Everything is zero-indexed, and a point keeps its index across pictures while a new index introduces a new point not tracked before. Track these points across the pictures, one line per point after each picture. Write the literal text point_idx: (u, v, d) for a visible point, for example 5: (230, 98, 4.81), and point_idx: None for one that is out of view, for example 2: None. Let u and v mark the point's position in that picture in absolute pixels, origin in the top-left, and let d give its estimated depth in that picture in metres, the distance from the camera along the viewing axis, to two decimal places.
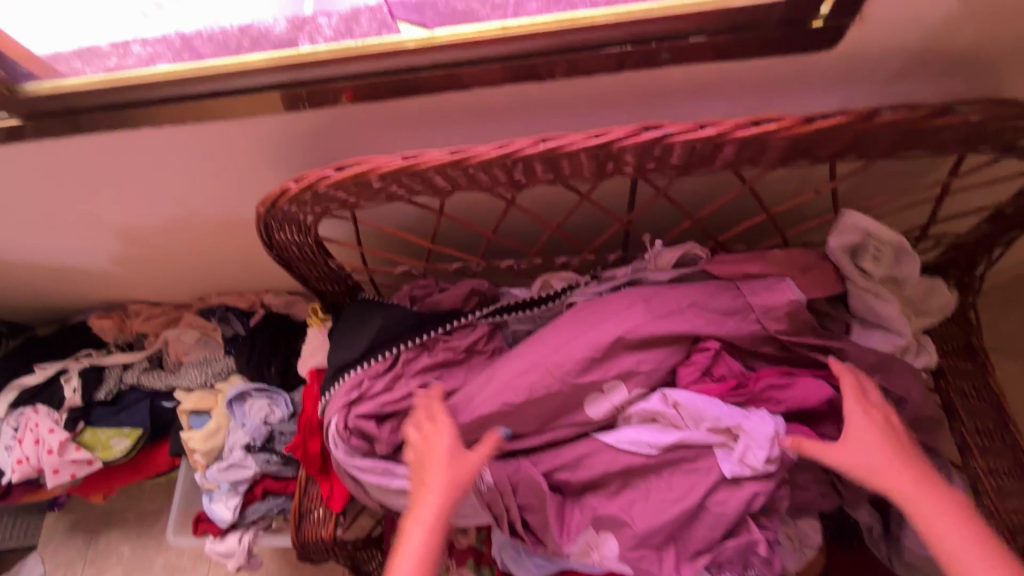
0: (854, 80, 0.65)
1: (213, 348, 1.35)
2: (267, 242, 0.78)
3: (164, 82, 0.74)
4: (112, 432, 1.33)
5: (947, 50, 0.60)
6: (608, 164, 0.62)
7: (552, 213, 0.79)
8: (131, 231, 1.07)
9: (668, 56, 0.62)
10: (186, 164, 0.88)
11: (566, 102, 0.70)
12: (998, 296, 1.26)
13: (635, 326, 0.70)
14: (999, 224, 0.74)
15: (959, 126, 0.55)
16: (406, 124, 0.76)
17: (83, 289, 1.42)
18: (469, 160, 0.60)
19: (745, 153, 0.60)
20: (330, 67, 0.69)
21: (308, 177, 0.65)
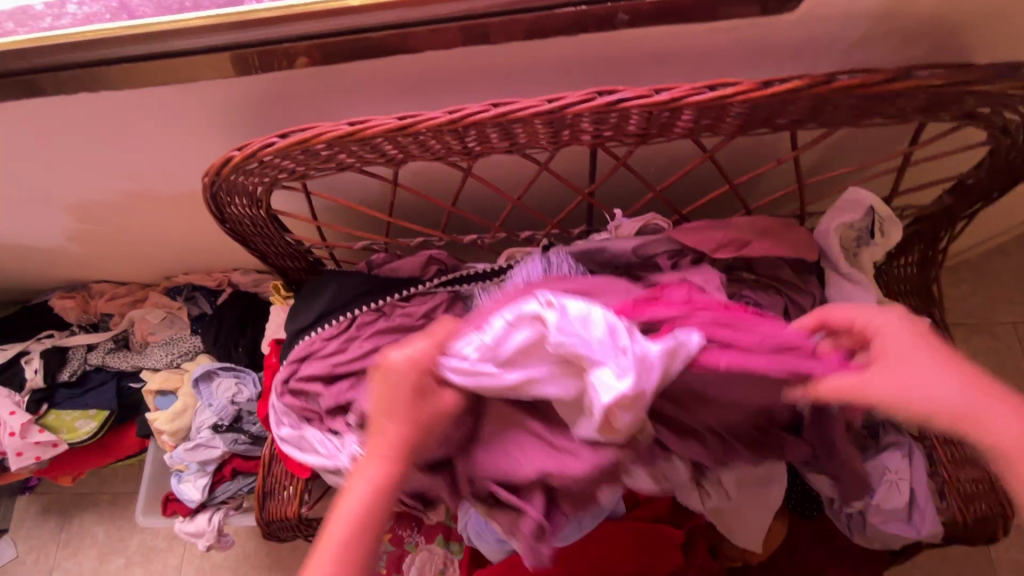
0: (817, 45, 0.63)
1: (179, 328, 1.31)
2: (217, 214, 0.75)
3: (101, 44, 0.70)
4: (77, 414, 1.30)
5: (910, 14, 0.59)
6: (564, 131, 0.60)
7: (514, 185, 0.77)
8: (84, 205, 1.03)
9: (626, 17, 0.59)
10: (133, 134, 0.84)
11: (525, 67, 0.68)
12: (966, 272, 1.28)
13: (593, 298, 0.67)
14: (961, 195, 0.74)
15: (917, 90, 0.53)
16: (362, 90, 0.73)
17: (43, 269, 1.38)
18: (418, 126, 0.57)
19: (704, 119, 0.58)
20: (275, 28, 0.66)
21: (252, 145, 0.63)
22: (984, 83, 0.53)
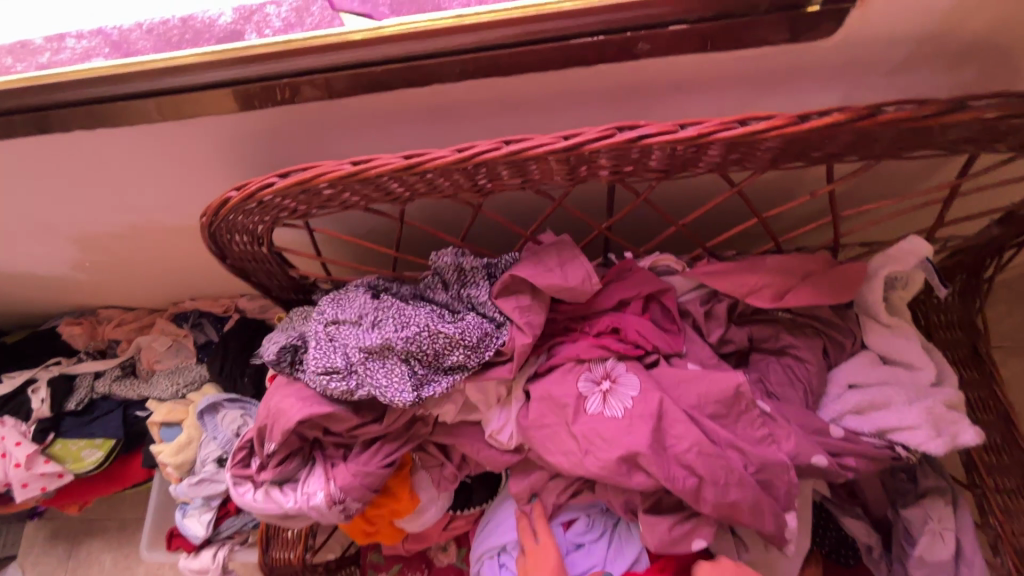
0: (853, 73, 0.59)
1: (185, 355, 1.30)
2: (217, 252, 0.72)
3: (98, 80, 0.68)
4: (83, 444, 1.28)
5: (956, 39, 0.54)
6: (580, 168, 0.56)
7: (527, 219, 0.73)
8: (88, 237, 1.01)
9: (646, 46, 0.55)
10: (135, 168, 0.82)
11: (536, 100, 0.64)
12: (1006, 294, 1.21)
13: (608, 343, 0.69)
14: (1009, 226, 0.68)
15: (969, 123, 0.48)
16: (367, 124, 0.70)
17: (52, 296, 1.37)
18: (425, 166, 0.54)
19: (733, 155, 0.53)
20: (276, 63, 0.63)
21: (251, 185, 0.60)
22: None
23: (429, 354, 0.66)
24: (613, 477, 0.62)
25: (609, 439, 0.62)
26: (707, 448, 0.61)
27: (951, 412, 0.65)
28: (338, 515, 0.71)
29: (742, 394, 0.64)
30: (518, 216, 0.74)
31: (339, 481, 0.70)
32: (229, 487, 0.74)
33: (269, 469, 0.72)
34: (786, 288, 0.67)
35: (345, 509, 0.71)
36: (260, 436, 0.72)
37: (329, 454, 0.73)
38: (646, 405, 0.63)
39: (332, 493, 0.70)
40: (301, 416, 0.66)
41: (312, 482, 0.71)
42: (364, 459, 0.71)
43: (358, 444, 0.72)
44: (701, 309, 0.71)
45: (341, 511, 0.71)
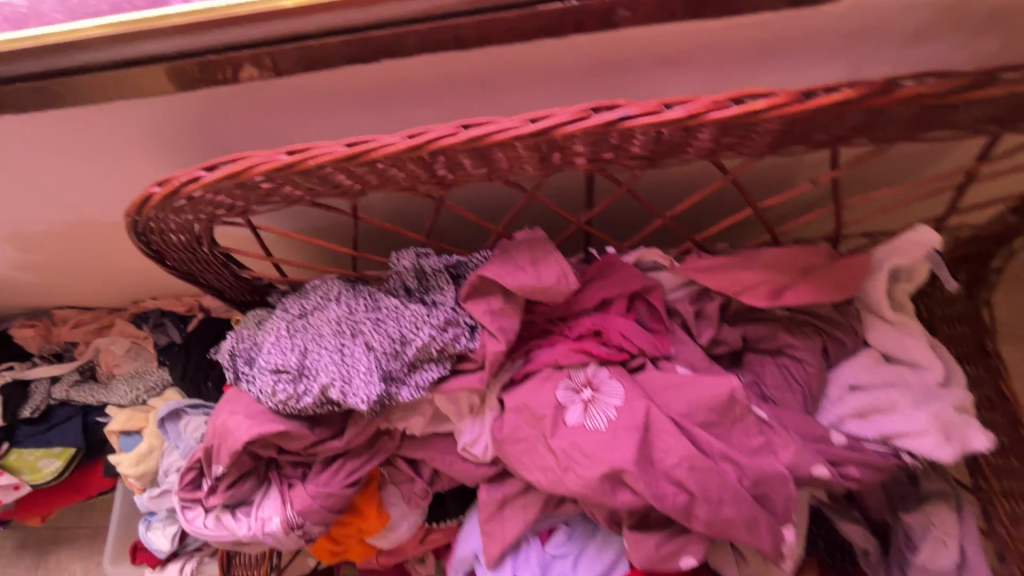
0: (861, 44, 0.52)
1: (146, 358, 1.22)
2: (153, 253, 0.65)
3: (3, 59, 0.59)
4: (40, 453, 1.20)
5: (982, 2, 0.47)
6: (553, 156, 0.49)
7: (498, 212, 0.66)
8: (25, 235, 0.93)
9: (627, 13, 0.48)
10: (64, 159, 0.73)
11: (505, 79, 0.57)
12: None
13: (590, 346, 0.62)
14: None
15: (999, 99, 0.42)
16: (316, 107, 0.62)
17: (2, 296, 1.28)
18: (372, 154, 0.46)
19: (727, 138, 0.47)
20: (206, 35, 0.55)
21: (176, 179, 0.52)
22: None
23: (395, 342, 0.60)
24: (595, 497, 0.57)
25: (591, 455, 0.56)
26: (699, 462, 0.55)
27: (963, 416, 0.59)
28: (299, 539, 0.65)
29: (737, 400, 0.57)
30: (488, 209, 0.66)
31: (297, 503, 0.63)
32: (177, 512, 0.67)
33: (219, 492, 0.65)
34: (784, 285, 0.61)
35: (306, 532, 0.65)
36: (208, 456, 0.65)
37: (286, 474, 0.66)
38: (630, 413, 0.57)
39: (289, 517, 0.63)
40: (249, 436, 0.59)
41: (268, 505, 0.65)
42: (325, 479, 0.64)
43: (317, 462, 0.65)
44: (692, 308, 0.65)
45: (300, 535, 0.65)
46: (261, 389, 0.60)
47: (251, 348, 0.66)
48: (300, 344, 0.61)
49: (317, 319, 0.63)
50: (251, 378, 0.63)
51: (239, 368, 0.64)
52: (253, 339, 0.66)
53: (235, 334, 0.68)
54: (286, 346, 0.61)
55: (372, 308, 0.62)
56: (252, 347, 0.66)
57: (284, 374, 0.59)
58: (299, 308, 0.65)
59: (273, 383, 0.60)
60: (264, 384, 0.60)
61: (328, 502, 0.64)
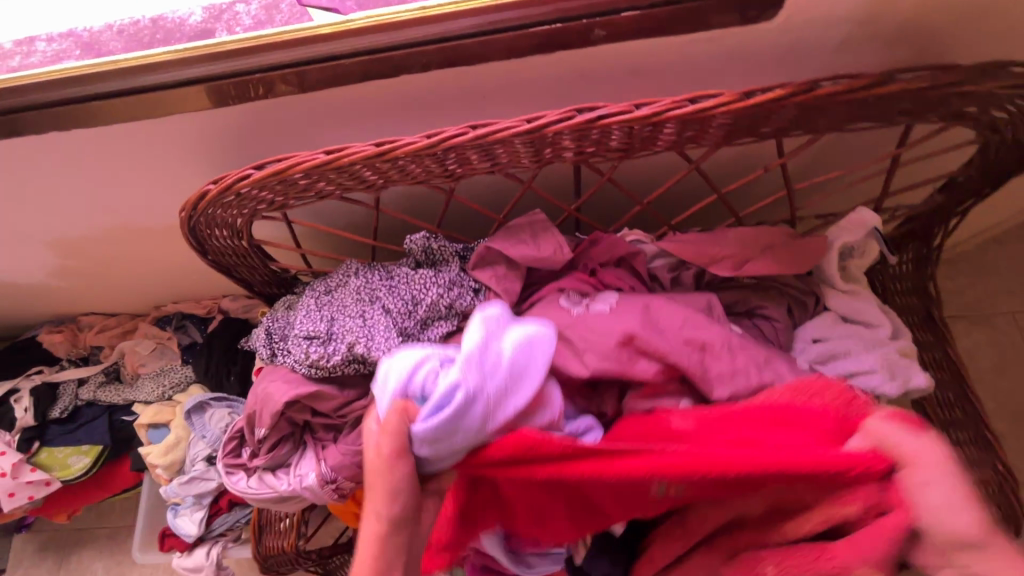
0: (798, 53, 0.62)
1: (170, 358, 1.30)
2: (197, 248, 0.73)
3: (69, 83, 0.68)
4: (70, 450, 1.27)
5: (890, 19, 0.58)
6: (546, 150, 0.59)
7: (498, 204, 0.76)
8: (65, 241, 1.02)
9: (602, 32, 0.58)
10: (111, 169, 0.82)
11: (503, 88, 0.67)
12: (965, 265, 1.27)
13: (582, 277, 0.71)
14: (952, 193, 0.73)
15: (901, 93, 0.52)
16: (340, 117, 0.72)
17: (30, 304, 1.36)
18: (395, 151, 0.56)
19: (688, 132, 0.57)
20: (247, 58, 0.64)
21: (228, 178, 0.62)
22: (969, 84, 0.52)
23: (408, 303, 0.69)
24: (617, 370, 0.62)
25: (603, 331, 0.63)
26: (696, 320, 0.63)
27: (906, 359, 0.70)
28: (333, 494, 0.73)
29: (713, 303, 0.68)
30: (489, 201, 0.76)
31: (330, 459, 0.71)
32: (223, 476, 0.76)
33: (262, 454, 0.74)
34: (748, 259, 0.71)
35: (340, 488, 0.72)
36: (251, 422, 0.74)
37: (319, 437, 0.74)
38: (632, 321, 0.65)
39: (323, 472, 0.71)
40: (287, 396, 0.69)
41: (304, 464, 0.73)
42: (351, 439, 0.71)
43: (345, 425, 0.73)
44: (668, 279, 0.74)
45: (334, 490, 0.72)
46: (296, 355, 0.70)
47: (283, 326, 0.75)
48: (327, 313, 0.70)
49: (340, 292, 0.72)
50: (286, 350, 0.72)
51: (274, 343, 0.73)
52: (286, 319, 0.75)
53: (270, 317, 0.77)
54: (316, 316, 0.71)
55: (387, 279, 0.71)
56: (284, 324, 0.75)
57: (316, 339, 0.69)
58: (323, 286, 0.74)
59: (306, 349, 0.69)
60: (298, 351, 0.69)
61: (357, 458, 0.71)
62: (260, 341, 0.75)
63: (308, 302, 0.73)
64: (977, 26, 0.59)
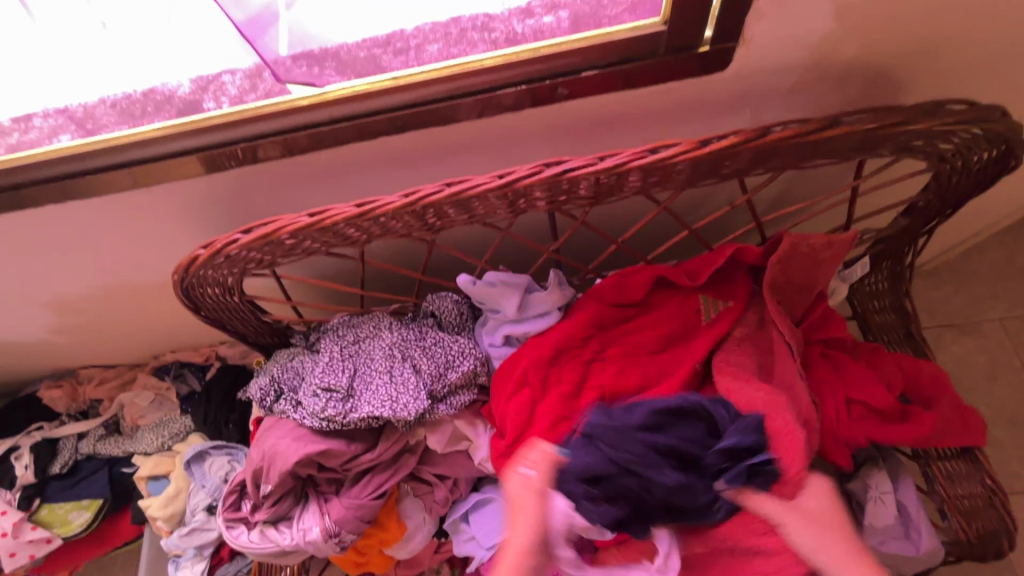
0: (752, 99, 0.66)
1: (169, 408, 1.31)
2: (190, 305, 0.75)
3: (66, 160, 0.72)
4: (70, 506, 1.26)
5: (835, 63, 0.61)
6: (519, 201, 0.61)
7: (480, 248, 0.78)
8: (63, 302, 1.04)
9: (565, 90, 0.62)
10: (106, 232, 0.85)
11: (476, 143, 0.70)
12: (945, 275, 1.29)
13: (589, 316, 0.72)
14: (915, 218, 0.75)
15: (849, 135, 0.55)
16: (324, 176, 0.75)
17: (31, 360, 1.38)
18: (375, 211, 0.59)
19: (652, 178, 0.59)
20: (231, 130, 0.68)
21: (217, 242, 0.64)
22: (911, 122, 0.55)
23: (440, 367, 0.72)
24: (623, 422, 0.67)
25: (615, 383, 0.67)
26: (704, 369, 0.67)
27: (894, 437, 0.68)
28: (336, 547, 0.75)
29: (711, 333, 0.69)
30: (470, 246, 0.79)
31: (334, 513, 0.73)
32: (222, 531, 0.76)
33: (263, 508, 0.75)
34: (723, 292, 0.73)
35: (342, 539, 0.74)
36: (255, 477, 0.75)
37: (321, 490, 0.76)
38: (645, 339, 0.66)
39: (326, 527, 0.73)
40: (298, 457, 0.70)
41: (307, 518, 0.74)
42: (355, 494, 0.74)
43: (349, 478, 0.75)
44: None
45: (337, 543, 0.74)
46: (314, 410, 0.70)
47: (296, 383, 0.75)
48: (352, 369, 0.73)
49: (368, 347, 0.74)
50: (300, 403, 0.73)
51: (286, 396, 0.74)
52: (295, 370, 0.76)
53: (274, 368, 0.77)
54: (339, 369, 0.73)
55: (411, 339, 0.74)
56: (296, 379, 0.75)
57: (337, 396, 0.71)
58: (349, 335, 0.76)
59: (328, 403, 0.70)
60: (317, 405, 0.70)
61: (360, 513, 0.74)
62: (270, 386, 0.75)
63: (334, 350, 0.75)
64: (918, 65, 0.63)
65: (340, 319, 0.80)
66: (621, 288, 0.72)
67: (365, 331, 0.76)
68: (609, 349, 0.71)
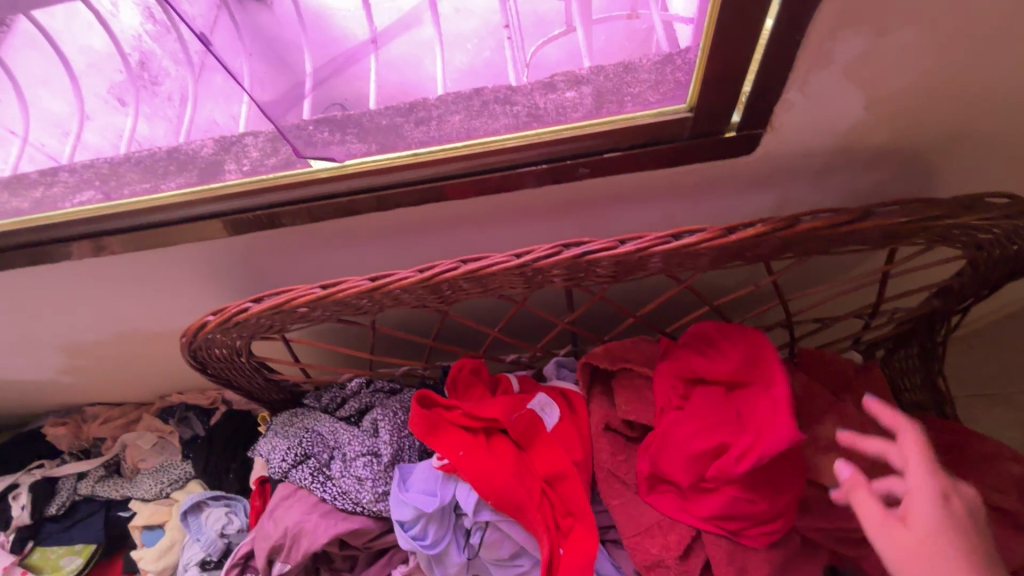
0: (779, 180, 0.64)
1: (171, 452, 1.28)
2: (196, 364, 0.74)
3: (88, 217, 0.72)
4: (63, 551, 1.21)
5: (864, 148, 0.60)
6: (536, 279, 0.60)
7: (494, 317, 0.77)
8: (74, 346, 1.04)
9: (587, 169, 0.61)
10: (124, 282, 0.85)
11: (493, 213, 0.70)
12: (976, 343, 1.24)
13: (611, 398, 0.69)
14: (947, 298, 0.72)
15: (880, 228, 0.53)
16: (342, 240, 0.76)
17: (40, 396, 1.38)
18: (390, 287, 0.58)
19: (674, 263, 0.57)
20: (253, 195, 0.68)
21: (228, 310, 0.63)
22: (947, 216, 0.53)
23: None
24: (658, 528, 0.62)
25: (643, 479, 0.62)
26: None
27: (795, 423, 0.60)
28: None
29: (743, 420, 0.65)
30: (484, 314, 0.78)
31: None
32: None
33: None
34: None
35: None
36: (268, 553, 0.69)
37: (335, 567, 0.72)
38: (651, 413, 0.64)
39: None
40: (327, 537, 0.66)
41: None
42: (373, 574, 0.70)
43: (367, 556, 0.71)
44: None
45: None
46: (351, 495, 0.69)
47: (327, 456, 0.73)
48: (390, 452, 0.71)
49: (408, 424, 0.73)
50: (331, 479, 0.70)
51: (313, 468, 0.72)
52: (328, 445, 0.74)
53: (300, 439, 0.75)
54: (374, 443, 0.72)
55: None
56: (327, 452, 0.73)
57: (388, 492, 0.69)
58: (381, 410, 0.75)
59: (374, 497, 0.68)
60: (361, 493, 0.68)
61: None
62: (299, 460, 0.73)
63: (374, 427, 0.74)
64: (949, 150, 0.61)
65: (355, 383, 0.79)
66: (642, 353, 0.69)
67: (398, 404, 0.75)
68: (634, 428, 0.67)
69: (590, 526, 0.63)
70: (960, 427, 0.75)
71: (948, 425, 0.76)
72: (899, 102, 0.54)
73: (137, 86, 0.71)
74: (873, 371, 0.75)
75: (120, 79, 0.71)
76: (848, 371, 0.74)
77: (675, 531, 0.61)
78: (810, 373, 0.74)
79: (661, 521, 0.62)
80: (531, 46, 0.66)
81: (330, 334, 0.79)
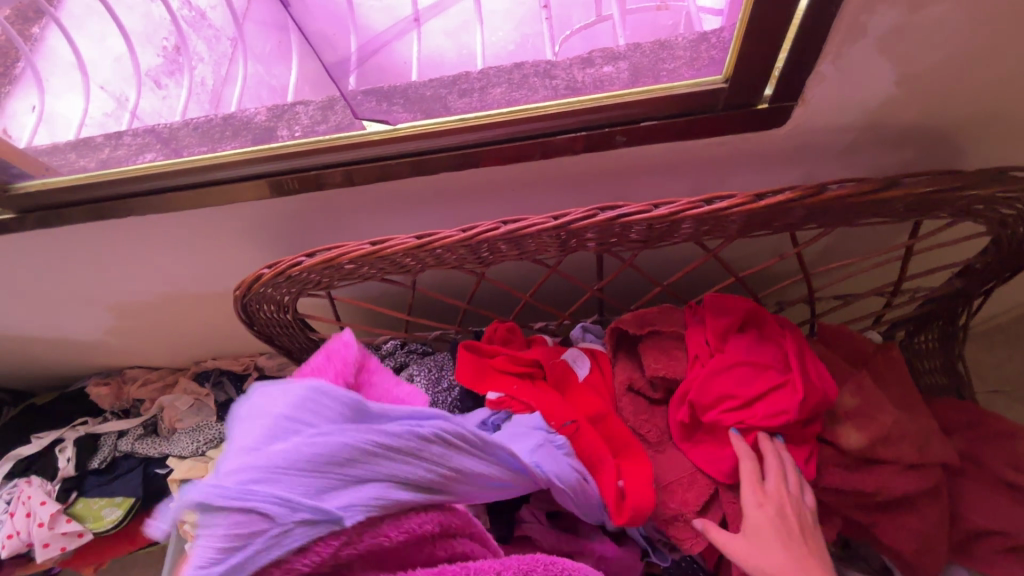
0: (808, 154, 0.67)
1: (206, 414, 1.34)
2: (245, 318, 0.79)
3: (150, 177, 0.77)
4: (104, 502, 1.27)
5: (894, 125, 0.62)
6: (570, 242, 0.63)
7: (525, 284, 0.81)
8: (124, 306, 1.11)
9: (623, 138, 0.64)
10: (177, 242, 0.90)
11: (528, 182, 0.74)
12: (996, 335, 1.24)
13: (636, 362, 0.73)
14: (969, 278, 0.73)
15: (907, 197, 0.55)
16: (383, 206, 0.80)
17: (84, 357, 1.45)
18: (435, 244, 0.62)
19: (704, 228, 0.60)
20: (303, 159, 0.72)
21: (281, 263, 0.68)
22: (973, 188, 0.55)
23: None
24: (679, 485, 0.65)
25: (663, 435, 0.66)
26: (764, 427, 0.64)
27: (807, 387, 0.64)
28: None
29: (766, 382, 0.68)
30: (516, 280, 0.81)
31: (343, 504, 0.49)
32: None
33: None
34: None
35: None
36: None
37: None
38: (677, 375, 0.67)
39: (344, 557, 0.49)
40: None
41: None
42: None
43: None
44: None
45: None
46: None
47: None
48: None
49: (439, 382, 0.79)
50: None
51: None
52: None
53: None
54: None
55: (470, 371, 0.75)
56: None
57: None
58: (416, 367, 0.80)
59: None
60: None
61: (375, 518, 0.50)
62: None
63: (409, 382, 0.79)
64: (975, 129, 0.63)
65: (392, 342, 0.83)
66: (667, 318, 0.72)
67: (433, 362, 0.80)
68: (658, 391, 0.70)
69: (636, 459, 0.64)
70: (977, 405, 0.77)
71: (964, 403, 0.78)
72: (930, 78, 0.56)
73: (174, 69, 0.82)
74: (893, 346, 0.77)
75: (156, 61, 0.81)
76: (869, 345, 0.76)
77: (694, 488, 0.64)
78: (830, 346, 0.77)
79: (681, 478, 0.65)
80: (557, 38, 0.72)
81: (369, 296, 0.83)
